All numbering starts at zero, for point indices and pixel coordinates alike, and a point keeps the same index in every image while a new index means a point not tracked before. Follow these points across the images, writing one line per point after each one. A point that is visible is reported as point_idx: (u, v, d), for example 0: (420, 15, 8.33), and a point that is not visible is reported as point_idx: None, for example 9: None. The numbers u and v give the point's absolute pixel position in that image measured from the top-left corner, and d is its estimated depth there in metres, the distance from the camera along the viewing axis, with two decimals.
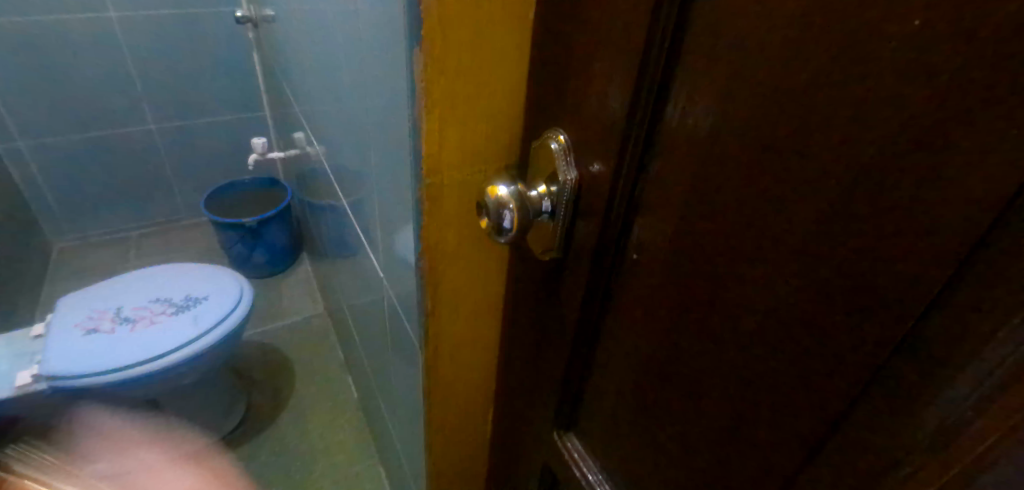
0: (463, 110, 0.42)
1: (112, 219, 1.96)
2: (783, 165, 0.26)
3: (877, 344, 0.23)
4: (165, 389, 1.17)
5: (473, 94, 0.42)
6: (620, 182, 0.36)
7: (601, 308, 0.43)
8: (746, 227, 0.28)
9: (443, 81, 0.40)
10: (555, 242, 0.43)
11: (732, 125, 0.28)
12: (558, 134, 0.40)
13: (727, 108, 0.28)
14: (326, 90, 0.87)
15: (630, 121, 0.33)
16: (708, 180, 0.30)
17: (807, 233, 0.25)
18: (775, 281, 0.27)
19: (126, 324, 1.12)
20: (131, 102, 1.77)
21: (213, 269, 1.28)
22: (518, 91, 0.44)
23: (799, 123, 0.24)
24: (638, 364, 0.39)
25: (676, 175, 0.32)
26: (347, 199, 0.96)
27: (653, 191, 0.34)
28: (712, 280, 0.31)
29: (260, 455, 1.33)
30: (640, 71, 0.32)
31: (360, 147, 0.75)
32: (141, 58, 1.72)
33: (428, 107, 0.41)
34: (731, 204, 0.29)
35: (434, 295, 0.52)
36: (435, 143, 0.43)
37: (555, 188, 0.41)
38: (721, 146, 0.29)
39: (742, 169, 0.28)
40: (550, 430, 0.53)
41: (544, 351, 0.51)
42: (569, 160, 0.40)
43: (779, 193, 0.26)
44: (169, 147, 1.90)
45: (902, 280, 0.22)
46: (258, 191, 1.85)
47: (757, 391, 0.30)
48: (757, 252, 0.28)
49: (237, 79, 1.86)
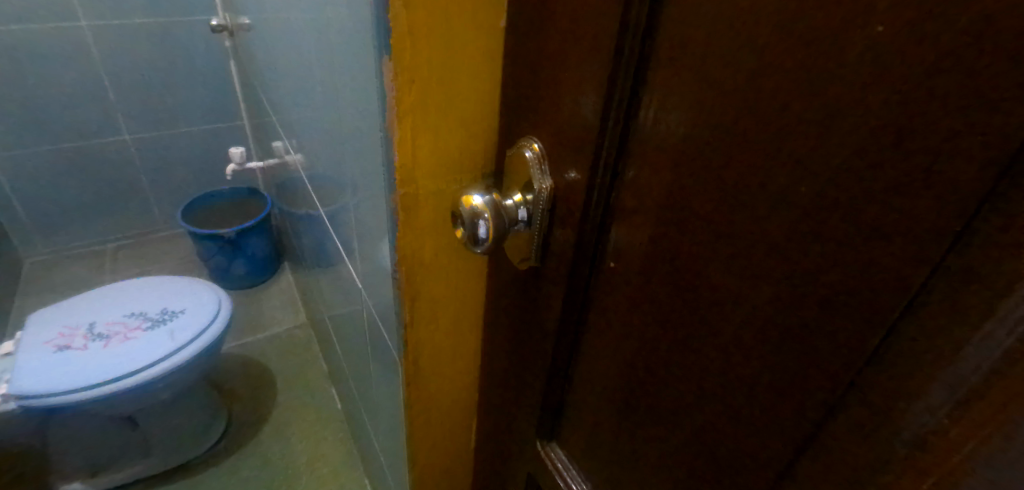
0: (437, 119, 0.42)
1: (86, 232, 1.91)
2: (754, 172, 0.25)
3: (851, 351, 0.23)
4: (141, 405, 1.14)
5: (446, 103, 0.41)
6: (595, 189, 0.36)
7: (579, 316, 0.42)
8: (720, 234, 0.28)
9: (414, 90, 0.40)
10: (532, 250, 0.43)
11: (704, 131, 0.28)
12: (533, 142, 0.40)
13: (699, 115, 0.28)
14: (303, 98, 0.86)
15: (604, 128, 0.33)
16: (682, 186, 0.30)
17: (779, 239, 0.25)
18: (749, 287, 0.27)
19: (99, 340, 1.09)
20: (104, 112, 1.74)
21: (191, 282, 1.26)
22: (492, 99, 0.43)
23: (769, 130, 0.24)
24: (618, 373, 0.39)
25: (650, 182, 0.32)
26: (325, 209, 0.95)
27: (628, 198, 0.34)
28: (688, 287, 0.31)
29: (241, 470, 1.31)
30: (612, 79, 0.32)
31: (336, 157, 0.74)
32: (114, 67, 1.69)
33: (400, 116, 0.40)
34: (705, 210, 0.29)
35: (411, 305, 0.51)
36: (408, 152, 0.42)
37: (530, 197, 0.40)
38: (694, 152, 0.28)
39: (715, 175, 0.28)
40: (533, 440, 0.53)
41: (524, 360, 0.50)
42: (544, 168, 0.39)
43: (750, 199, 0.26)
44: (144, 157, 1.87)
45: (875, 286, 0.21)
46: (236, 201, 1.82)
47: (736, 400, 0.29)
48: (732, 260, 0.28)
49: (214, 88, 1.84)
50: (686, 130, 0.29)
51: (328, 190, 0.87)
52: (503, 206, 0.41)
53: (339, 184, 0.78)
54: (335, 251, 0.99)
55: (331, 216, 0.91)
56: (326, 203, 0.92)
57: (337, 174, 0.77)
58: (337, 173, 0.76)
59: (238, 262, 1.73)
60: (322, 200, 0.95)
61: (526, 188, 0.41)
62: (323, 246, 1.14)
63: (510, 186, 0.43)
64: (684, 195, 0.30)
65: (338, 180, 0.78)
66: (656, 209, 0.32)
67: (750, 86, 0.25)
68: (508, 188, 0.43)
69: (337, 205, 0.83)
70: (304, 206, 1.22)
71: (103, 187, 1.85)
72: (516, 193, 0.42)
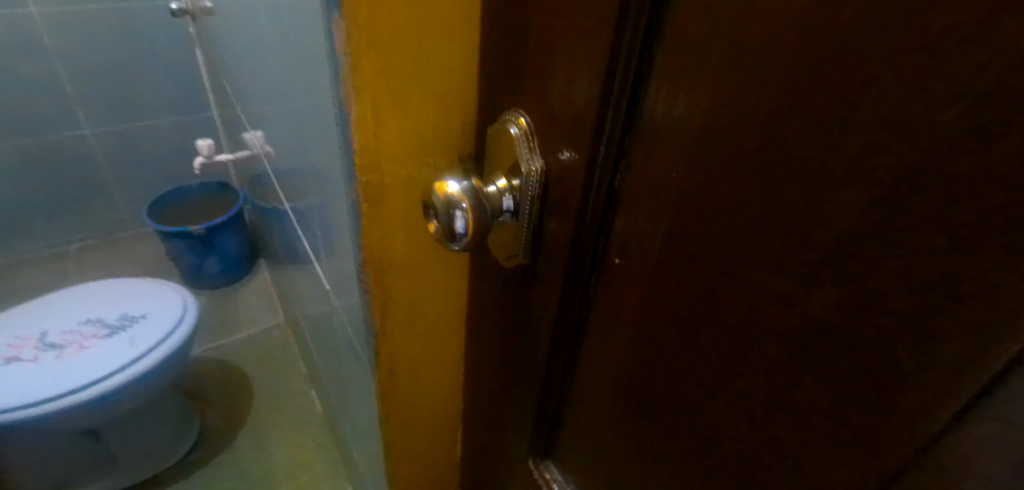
0: (404, 94, 0.35)
1: (48, 233, 1.81)
2: (803, 143, 0.19)
3: (948, 385, 0.17)
4: (102, 418, 1.07)
5: (413, 73, 0.35)
6: (596, 172, 0.30)
7: (578, 321, 0.36)
8: (754, 224, 0.22)
9: (376, 58, 0.33)
10: (521, 245, 0.36)
11: (736, 94, 0.21)
12: (519, 117, 0.33)
13: (727, 71, 0.21)
14: (270, 80, 0.78)
15: (606, 96, 0.27)
16: (704, 165, 0.24)
17: (837, 230, 0.19)
18: (796, 295, 0.21)
19: (52, 350, 1.01)
20: (61, 106, 1.63)
21: (154, 284, 1.18)
22: (469, 68, 0.36)
23: (826, 87, 0.18)
24: (627, 387, 0.33)
25: (663, 162, 0.26)
26: (297, 201, 0.88)
27: (636, 182, 0.28)
28: (711, 291, 0.25)
29: (217, 480, 1.24)
30: (616, 34, 0.25)
31: (305, 145, 0.67)
32: (70, 57, 1.58)
33: (358, 89, 0.34)
34: (735, 195, 0.23)
35: (383, 310, 0.44)
36: (370, 133, 0.35)
37: (517, 182, 0.34)
38: (721, 121, 0.22)
39: (748, 149, 0.21)
40: (526, 457, 0.47)
41: (514, 369, 0.44)
42: (533, 147, 0.33)
43: (799, 178, 0.20)
44: (107, 152, 1.76)
45: (990, 301, 0.15)
46: (207, 196, 1.73)
47: (773, 428, 0.24)
48: (769, 257, 0.22)
49: (179, 77, 1.74)
50: (709, 93, 0.22)
51: (300, 183, 0.80)
52: (485, 193, 0.35)
53: (309, 176, 0.71)
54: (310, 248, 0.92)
55: (306, 211, 0.84)
56: (299, 197, 0.84)
57: (308, 165, 0.70)
58: (308, 164, 0.69)
59: (211, 261, 1.65)
60: (295, 194, 0.88)
61: (511, 172, 0.35)
62: (302, 243, 1.07)
63: (494, 171, 0.37)
64: (707, 176, 0.24)
65: (309, 171, 0.71)
66: (670, 196, 0.26)
67: (800, 29, 0.18)
68: (491, 173, 0.37)
69: (309, 199, 0.76)
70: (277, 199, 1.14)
71: (64, 185, 1.75)
72: (501, 178, 0.35)
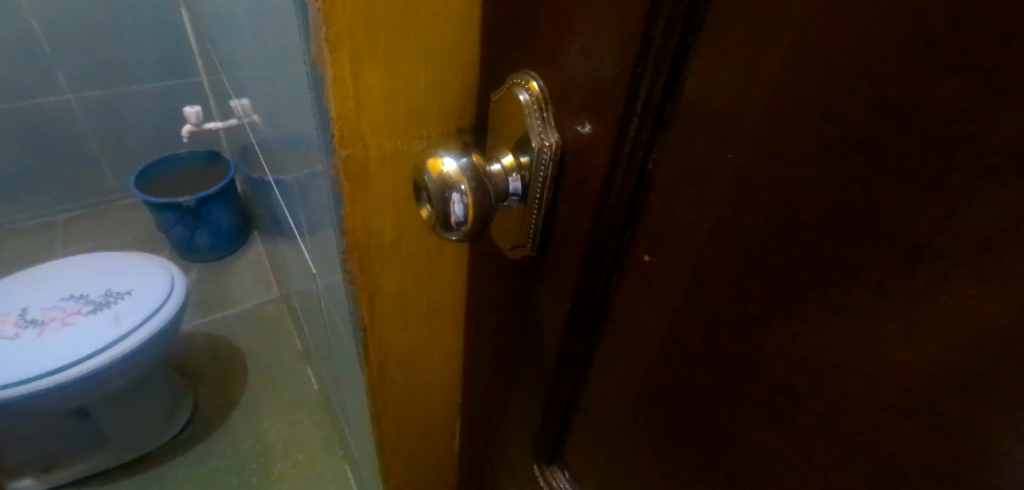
0: (390, 50, 0.29)
1: (34, 204, 1.75)
2: (927, 115, 0.14)
3: None
4: (91, 398, 1.04)
5: (400, 24, 0.29)
6: (627, 148, 0.24)
7: (592, 323, 0.32)
8: (838, 218, 0.17)
9: (354, 5, 0.27)
10: (528, 234, 0.31)
11: (831, 48, 0.16)
12: (529, 80, 0.28)
13: (816, 20, 0.16)
14: (255, 42, 0.72)
15: (643, 55, 0.22)
16: (773, 141, 0.19)
17: (969, 234, 0.14)
18: (894, 311, 0.16)
19: (32, 327, 0.96)
20: (40, 69, 1.55)
21: (141, 258, 1.13)
22: (470, 19, 0.30)
23: (973, 37, 0.13)
24: (655, 402, 0.28)
25: (718, 137, 0.21)
26: (287, 174, 0.82)
27: (677, 161, 0.23)
28: (772, 296, 0.20)
29: (211, 459, 1.21)
30: None
31: (293, 114, 0.61)
32: (48, 17, 1.50)
33: (332, 44, 0.28)
34: (814, 179, 0.18)
35: (372, 301, 0.39)
36: (350, 97, 0.30)
37: (527, 160, 0.29)
38: (801, 85, 0.17)
39: (838, 121, 0.17)
40: (530, 462, 0.42)
41: (519, 368, 0.39)
42: (547, 117, 0.28)
43: (912, 160, 0.15)
44: (91, 119, 1.69)
45: None
46: (196, 165, 1.66)
47: (843, 470, 0.19)
48: (858, 262, 0.17)
49: (165, 39, 1.65)
50: (792, 49, 0.17)
51: (289, 155, 0.74)
52: (488, 173, 0.29)
53: (299, 148, 0.65)
54: (302, 225, 0.87)
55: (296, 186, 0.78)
56: (290, 170, 0.79)
57: (297, 137, 0.64)
58: (297, 135, 0.64)
59: (201, 234, 1.59)
60: (286, 167, 0.83)
61: (519, 148, 0.29)
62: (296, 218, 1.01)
63: (499, 145, 0.31)
64: (776, 154, 0.19)
65: (299, 143, 0.65)
66: (722, 179, 0.21)
67: None
68: (494, 148, 0.32)
69: (300, 173, 0.70)
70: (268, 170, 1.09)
71: (49, 152, 1.68)
72: (507, 154, 0.30)
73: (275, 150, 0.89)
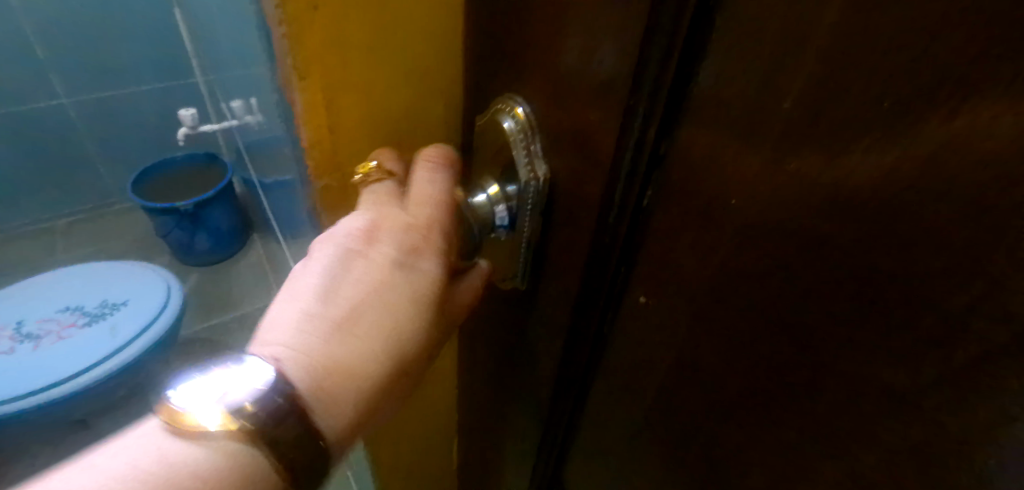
0: (366, 72, 0.30)
1: (31, 209, 1.73)
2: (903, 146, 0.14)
3: None
4: (89, 408, 1.02)
5: (374, 49, 0.29)
6: (620, 188, 0.24)
7: (584, 356, 0.30)
8: (841, 286, 0.16)
9: (327, 30, 0.28)
10: (516, 263, 0.32)
11: (839, 107, 0.15)
12: (514, 106, 0.28)
13: (797, 38, 0.16)
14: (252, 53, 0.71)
15: (635, 95, 0.21)
16: (769, 192, 0.18)
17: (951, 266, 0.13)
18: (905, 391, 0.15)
19: (28, 341, 0.95)
20: (35, 72, 1.54)
21: (138, 266, 1.11)
22: (452, 39, 0.32)
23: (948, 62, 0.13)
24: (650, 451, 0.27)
25: (717, 183, 0.20)
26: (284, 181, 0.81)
27: (674, 205, 0.22)
28: (753, 326, 0.20)
29: None
30: (653, 19, 0.20)
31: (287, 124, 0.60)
32: (41, 21, 1.48)
33: (303, 72, 0.29)
34: (810, 235, 0.17)
35: None
36: (324, 123, 0.31)
37: (514, 190, 0.29)
38: (784, 106, 0.17)
39: (836, 182, 0.16)
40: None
41: (514, 396, 0.38)
42: (534, 147, 0.28)
43: (894, 191, 0.14)
44: (88, 121, 1.67)
45: None
46: (195, 168, 1.65)
47: None
48: (844, 294, 0.16)
49: (162, 41, 1.63)
50: (794, 105, 0.17)
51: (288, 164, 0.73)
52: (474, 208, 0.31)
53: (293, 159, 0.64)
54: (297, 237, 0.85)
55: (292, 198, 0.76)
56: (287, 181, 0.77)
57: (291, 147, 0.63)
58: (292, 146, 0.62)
59: (200, 237, 1.58)
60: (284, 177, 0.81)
61: (503, 177, 0.30)
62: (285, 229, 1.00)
63: (483, 176, 0.32)
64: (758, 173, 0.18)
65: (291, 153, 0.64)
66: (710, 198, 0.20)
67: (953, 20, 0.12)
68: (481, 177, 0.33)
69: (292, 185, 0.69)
70: (266, 175, 1.07)
71: (46, 156, 1.67)
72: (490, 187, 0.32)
73: (273, 158, 0.88)
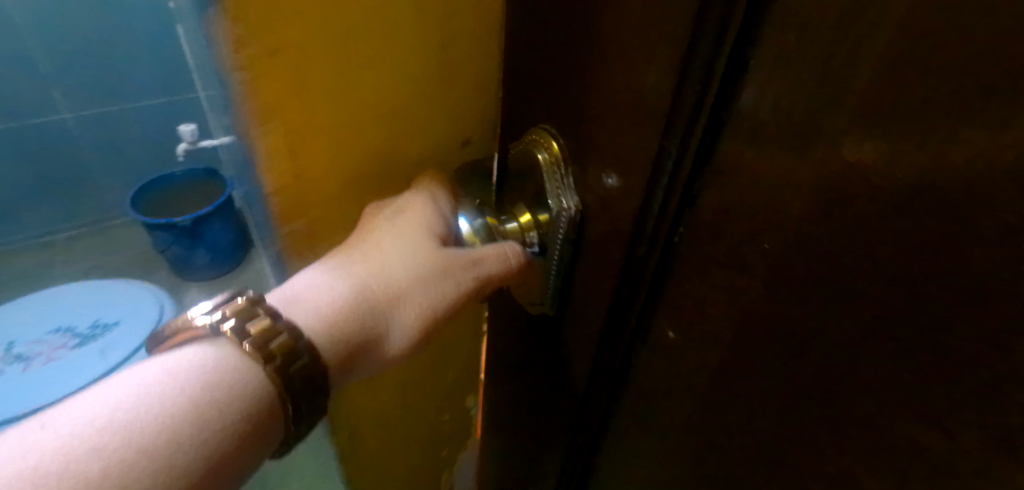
0: (330, 117, 0.34)
1: (28, 224, 1.71)
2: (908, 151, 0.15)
3: None
4: None
5: (338, 96, 0.33)
6: (656, 221, 0.24)
7: (609, 371, 0.30)
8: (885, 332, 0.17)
9: (287, 83, 0.31)
10: (543, 287, 0.33)
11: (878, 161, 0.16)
12: (550, 141, 0.29)
13: (820, 65, 0.17)
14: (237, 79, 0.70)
15: (671, 135, 0.22)
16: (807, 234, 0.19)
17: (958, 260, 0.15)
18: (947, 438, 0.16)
19: (18, 363, 0.94)
20: (38, 88, 1.54)
21: (130, 286, 1.10)
22: (415, 84, 0.34)
23: (943, 72, 0.14)
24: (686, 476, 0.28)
25: (754, 222, 0.21)
26: None
27: (709, 239, 0.23)
28: (783, 330, 0.20)
29: None
30: (689, 64, 0.20)
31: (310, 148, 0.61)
32: (46, 37, 1.49)
33: (269, 119, 0.32)
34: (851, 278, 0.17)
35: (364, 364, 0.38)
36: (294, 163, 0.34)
37: (546, 218, 0.31)
38: (807, 129, 0.18)
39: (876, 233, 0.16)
40: None
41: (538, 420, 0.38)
42: (568, 179, 0.29)
43: (900, 195, 0.15)
44: (89, 136, 1.67)
45: None
46: (196, 183, 1.65)
47: None
48: (865, 294, 0.17)
49: (166, 58, 1.64)
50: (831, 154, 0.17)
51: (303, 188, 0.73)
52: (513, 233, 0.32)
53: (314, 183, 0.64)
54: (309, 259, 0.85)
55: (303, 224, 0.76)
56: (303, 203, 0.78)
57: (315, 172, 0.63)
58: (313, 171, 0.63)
59: (200, 253, 1.56)
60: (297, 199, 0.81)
61: (537, 204, 0.32)
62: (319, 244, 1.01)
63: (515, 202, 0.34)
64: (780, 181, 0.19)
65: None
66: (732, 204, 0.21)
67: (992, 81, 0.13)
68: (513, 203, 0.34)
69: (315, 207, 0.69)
70: None
71: (46, 171, 1.66)
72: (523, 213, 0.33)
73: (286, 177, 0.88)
